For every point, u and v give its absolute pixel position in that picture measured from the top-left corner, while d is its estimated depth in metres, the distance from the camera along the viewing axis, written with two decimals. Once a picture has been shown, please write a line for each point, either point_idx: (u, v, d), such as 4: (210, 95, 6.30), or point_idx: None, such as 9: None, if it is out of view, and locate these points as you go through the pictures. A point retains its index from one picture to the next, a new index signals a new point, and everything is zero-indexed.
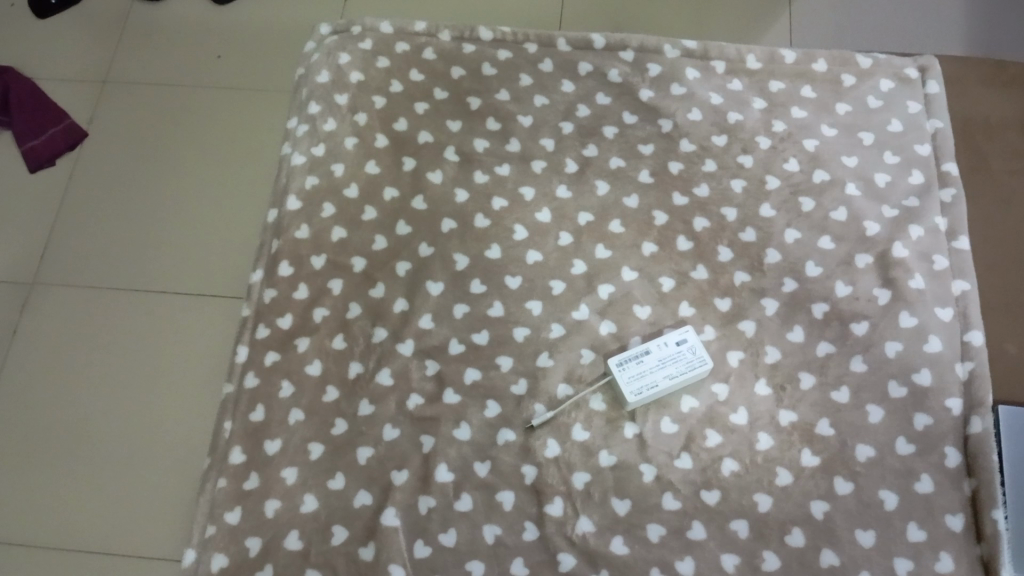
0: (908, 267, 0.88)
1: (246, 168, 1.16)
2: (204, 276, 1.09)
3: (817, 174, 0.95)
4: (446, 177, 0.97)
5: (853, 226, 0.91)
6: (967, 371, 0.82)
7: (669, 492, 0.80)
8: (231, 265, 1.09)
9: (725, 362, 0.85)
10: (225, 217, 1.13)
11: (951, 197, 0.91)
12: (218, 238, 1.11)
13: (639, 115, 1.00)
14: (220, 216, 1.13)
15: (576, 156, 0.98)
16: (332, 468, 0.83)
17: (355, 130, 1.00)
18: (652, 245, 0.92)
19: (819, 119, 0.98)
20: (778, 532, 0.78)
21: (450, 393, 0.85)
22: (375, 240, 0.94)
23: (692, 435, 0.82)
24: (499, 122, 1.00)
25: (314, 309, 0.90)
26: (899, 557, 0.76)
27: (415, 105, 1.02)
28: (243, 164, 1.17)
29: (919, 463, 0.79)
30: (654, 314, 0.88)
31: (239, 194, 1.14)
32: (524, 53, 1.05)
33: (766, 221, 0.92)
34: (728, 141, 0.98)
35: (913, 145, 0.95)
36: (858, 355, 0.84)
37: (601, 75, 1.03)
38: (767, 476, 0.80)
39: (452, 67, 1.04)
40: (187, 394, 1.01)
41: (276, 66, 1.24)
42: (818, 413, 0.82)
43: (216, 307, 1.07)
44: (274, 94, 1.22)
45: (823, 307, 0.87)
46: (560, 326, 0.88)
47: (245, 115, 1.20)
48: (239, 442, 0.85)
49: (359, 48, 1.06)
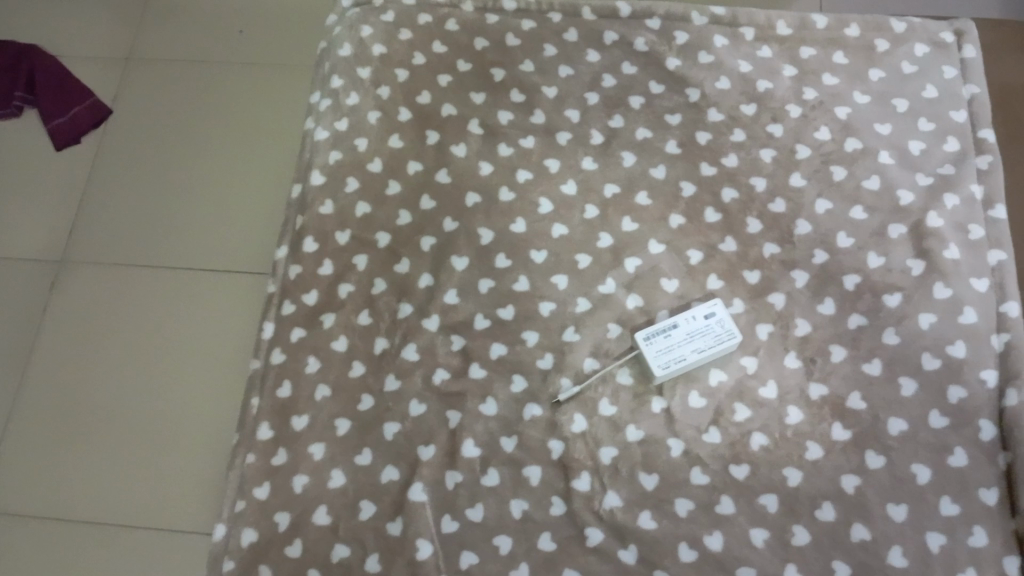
0: (943, 237, 0.86)
1: (269, 145, 1.16)
2: (230, 252, 1.09)
3: (849, 142, 0.92)
4: (470, 151, 0.96)
5: (887, 196, 0.89)
6: (1003, 343, 0.81)
7: (698, 467, 0.79)
8: (257, 242, 1.09)
9: (754, 336, 0.84)
10: (250, 194, 1.13)
11: (987, 165, 0.89)
12: (245, 215, 1.11)
13: (666, 85, 0.98)
14: (245, 193, 1.13)
15: (602, 128, 0.96)
16: (359, 443, 0.83)
17: (377, 104, 0.99)
18: (679, 217, 0.90)
19: (851, 86, 0.96)
20: (808, 506, 0.77)
21: (476, 367, 0.85)
22: (399, 215, 0.93)
23: (721, 409, 0.81)
24: (524, 94, 0.99)
25: (339, 285, 0.91)
26: (931, 532, 0.75)
27: (439, 78, 1.01)
28: (267, 140, 1.16)
29: (953, 436, 0.78)
30: (682, 288, 0.87)
31: (264, 170, 1.14)
32: (549, 22, 1.03)
33: (796, 192, 0.90)
34: (757, 110, 0.95)
35: (949, 112, 0.93)
36: (891, 328, 0.83)
37: (627, 45, 1.00)
38: (797, 450, 0.79)
39: (476, 39, 1.03)
40: (214, 372, 1.02)
41: (297, 41, 1.24)
42: (850, 387, 0.81)
43: (242, 283, 1.07)
44: (296, 68, 1.21)
45: (855, 279, 0.85)
46: (587, 301, 0.87)
47: (267, 90, 1.20)
48: (267, 418, 0.85)
49: (381, 20, 1.05)
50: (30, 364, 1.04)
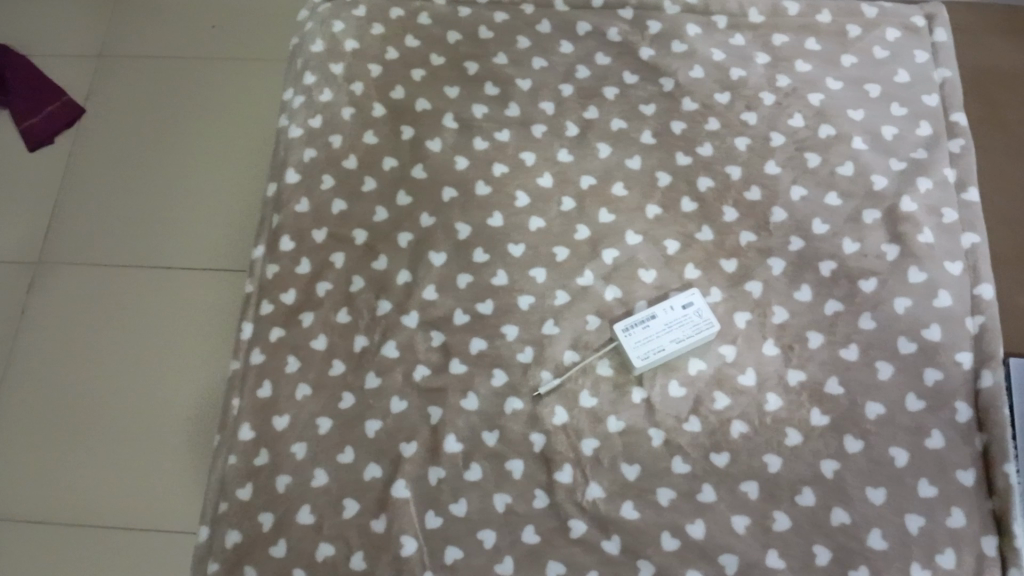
0: (917, 221, 0.86)
1: (246, 141, 1.15)
2: (209, 250, 1.08)
3: (823, 129, 0.93)
4: (446, 145, 0.95)
5: (861, 181, 0.89)
6: (977, 325, 0.82)
7: (679, 456, 0.80)
8: (237, 239, 1.09)
9: (732, 324, 0.84)
10: (228, 191, 1.12)
11: (959, 148, 0.90)
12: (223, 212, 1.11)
13: (640, 75, 0.98)
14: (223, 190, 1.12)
15: (577, 119, 0.96)
16: (341, 442, 0.83)
17: (351, 99, 0.99)
18: (656, 207, 0.91)
19: (824, 72, 0.96)
20: (789, 492, 0.78)
21: (456, 363, 0.85)
22: (375, 212, 0.93)
23: (701, 397, 0.82)
24: (498, 87, 0.98)
25: (317, 283, 0.90)
26: (910, 515, 0.75)
27: (412, 72, 1.00)
28: (243, 136, 1.15)
29: (930, 419, 0.79)
30: (660, 278, 0.87)
31: (241, 167, 1.14)
32: (522, 14, 1.02)
33: (772, 179, 0.91)
34: (731, 98, 0.95)
35: (921, 96, 0.94)
36: (867, 313, 0.83)
37: (600, 35, 1.00)
38: (776, 437, 0.80)
39: (449, 32, 1.02)
40: (198, 371, 1.01)
41: (271, 34, 1.23)
42: (827, 372, 0.82)
43: (222, 281, 1.06)
44: (271, 62, 1.20)
45: (831, 265, 0.86)
46: (565, 293, 0.87)
47: (242, 86, 1.19)
48: (248, 420, 0.85)
49: (353, 15, 1.04)
50: (9, 368, 1.03)
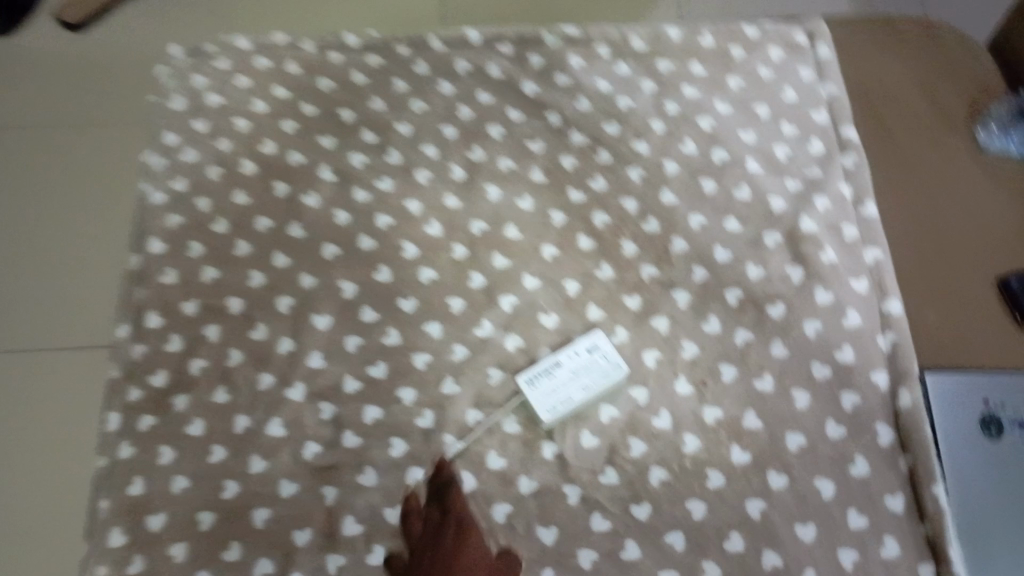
0: (818, 240, 0.84)
1: (105, 209, 1.06)
2: (67, 332, 0.98)
3: (715, 153, 0.90)
4: (324, 199, 0.89)
5: (758, 204, 0.87)
6: (889, 342, 0.79)
7: (597, 512, 0.74)
8: (99, 314, 0.99)
9: (641, 364, 0.80)
10: (86, 266, 1.02)
11: (853, 163, 0.88)
12: (82, 289, 1.01)
13: (525, 111, 0.94)
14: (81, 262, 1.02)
15: (462, 162, 0.91)
16: (227, 536, 0.75)
17: (218, 158, 0.92)
18: (552, 248, 0.86)
19: (711, 95, 0.94)
20: (715, 539, 0.73)
21: (350, 435, 0.78)
22: (252, 276, 0.86)
23: (615, 446, 0.77)
24: (376, 134, 0.93)
25: (191, 360, 0.82)
26: (843, 550, 0.72)
27: (284, 124, 0.94)
28: (100, 202, 1.06)
29: (853, 445, 0.75)
30: (562, 322, 0.82)
31: (101, 238, 1.04)
32: (396, 56, 0.98)
33: (668, 209, 0.87)
34: (620, 129, 0.92)
35: (810, 114, 0.92)
36: (778, 340, 0.80)
37: (480, 73, 0.96)
38: (697, 481, 0.75)
39: (320, 79, 0.96)
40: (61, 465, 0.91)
41: (128, 92, 1.14)
42: (743, 406, 0.77)
43: (83, 364, 0.96)
44: (130, 122, 1.12)
45: (736, 293, 0.82)
46: (463, 347, 0.81)
47: (100, 150, 1.10)
48: (120, 521, 0.76)
49: (215, 68, 0.97)
50: None
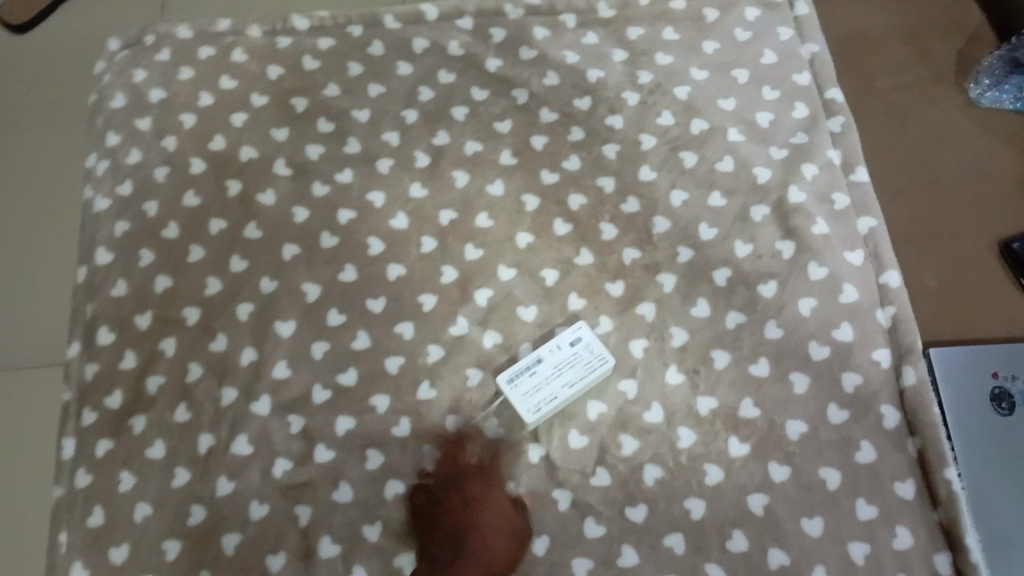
0: (809, 212, 0.79)
1: (45, 210, 0.95)
2: (9, 347, 0.87)
3: (695, 124, 0.84)
4: (280, 196, 0.83)
5: (743, 176, 0.82)
6: (890, 317, 0.74)
7: (591, 517, 0.70)
8: (49, 318, 0.88)
9: (628, 355, 0.75)
10: (26, 273, 0.91)
11: (840, 126, 0.83)
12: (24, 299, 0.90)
13: (490, 89, 0.88)
14: (26, 264, 0.92)
15: (426, 147, 0.85)
16: (195, 566, 0.69)
17: (164, 157, 0.86)
18: (527, 235, 0.80)
19: (686, 62, 0.88)
20: (718, 539, 0.68)
21: (322, 448, 0.73)
22: (207, 283, 0.80)
23: (606, 445, 0.72)
24: (332, 122, 0.87)
25: (147, 377, 0.77)
26: (853, 542, 0.67)
27: (232, 117, 0.87)
28: (43, 196, 0.95)
29: (857, 429, 0.71)
30: (542, 314, 0.77)
31: (42, 241, 0.93)
32: (349, 37, 0.91)
33: (648, 186, 0.82)
34: (592, 103, 0.86)
35: (792, 75, 0.87)
36: (772, 320, 0.75)
37: (440, 50, 0.90)
38: (695, 477, 0.70)
39: (269, 67, 0.90)
40: (14, 490, 0.80)
41: (66, 81, 1.03)
42: (739, 393, 0.73)
43: (30, 383, 0.85)
44: (69, 113, 1.01)
45: (726, 273, 0.77)
46: (438, 347, 0.76)
47: (38, 145, 0.99)
48: (82, 555, 0.70)
49: (156, 61, 0.91)
50: None
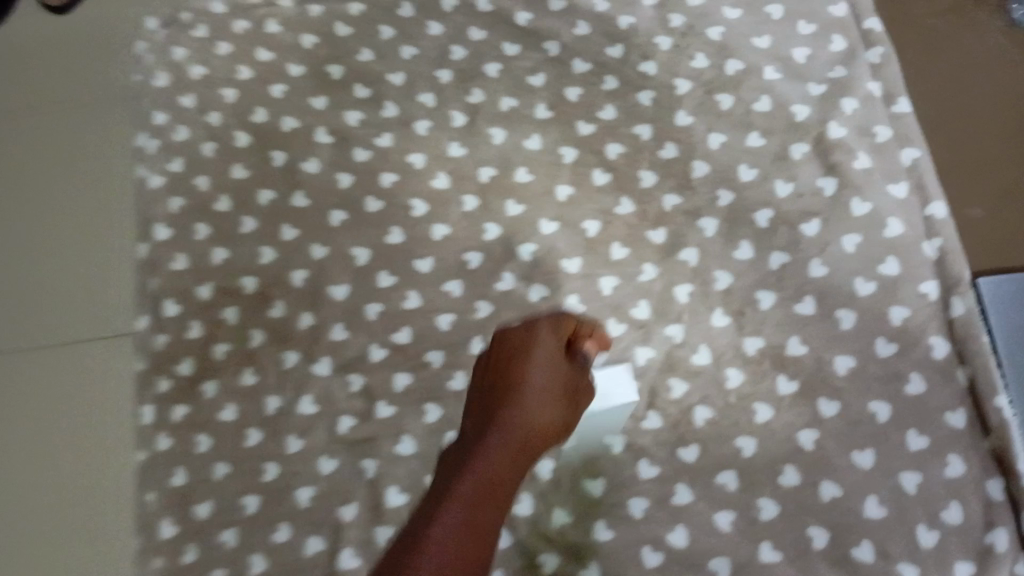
0: (850, 147, 0.78)
1: (99, 182, 0.97)
2: (81, 318, 0.91)
3: (729, 65, 0.84)
4: (324, 163, 0.85)
5: (780, 114, 0.81)
6: (936, 249, 0.74)
7: (644, 459, 0.72)
8: (114, 293, 0.91)
9: (673, 301, 0.76)
10: (90, 245, 0.94)
11: (879, 57, 0.82)
12: (90, 270, 0.93)
13: (521, 44, 0.88)
14: (89, 241, 0.95)
15: (462, 106, 0.86)
16: (272, 521, 0.73)
17: (209, 133, 0.88)
18: (567, 187, 0.81)
19: (718, 2, 0.87)
20: (769, 475, 0.70)
21: (383, 406, 0.76)
22: (260, 253, 0.83)
23: (655, 389, 0.74)
24: (368, 87, 0.88)
25: (212, 345, 0.80)
26: (904, 473, 0.68)
27: (271, 89, 0.89)
28: (99, 174, 0.98)
29: (905, 362, 0.71)
30: (586, 265, 0.78)
31: (100, 212, 0.96)
32: (378, 1, 0.92)
33: (685, 131, 0.82)
34: (624, 50, 0.86)
35: (827, 8, 0.86)
36: (816, 259, 0.75)
37: (469, 8, 0.90)
38: (744, 416, 0.72)
39: (303, 36, 0.91)
40: (97, 450, 0.84)
41: (106, 54, 1.06)
42: (786, 332, 0.74)
43: (103, 350, 0.89)
44: (112, 85, 1.03)
45: (767, 213, 0.78)
46: (487, 303, 0.78)
47: (86, 120, 1.02)
48: (168, 513, 0.75)
49: (193, 38, 0.93)
50: None
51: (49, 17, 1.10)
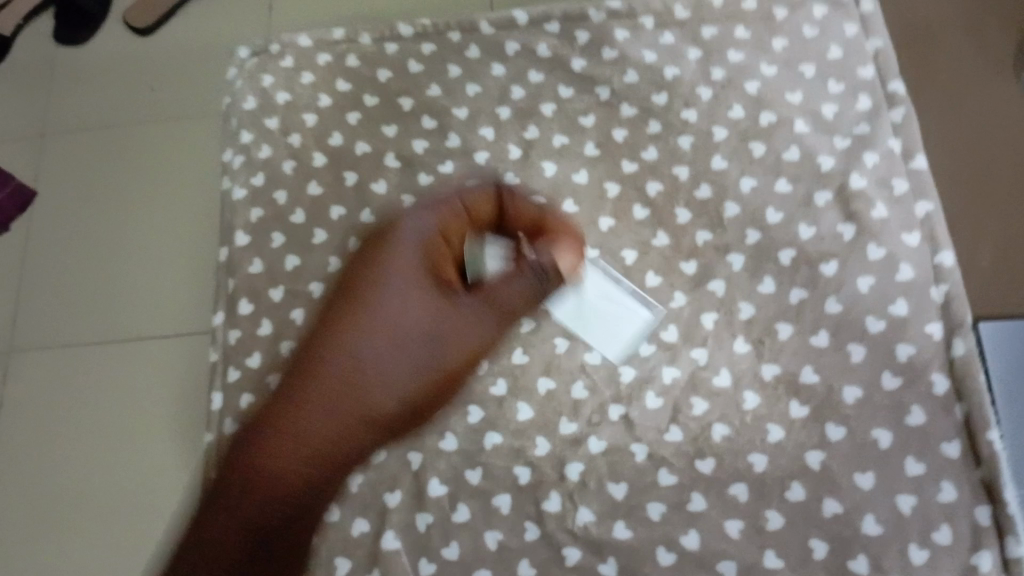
0: (869, 197, 0.86)
1: (200, 199, 1.15)
2: (181, 313, 1.08)
3: (764, 116, 0.92)
4: (391, 185, 0.95)
5: (808, 164, 0.89)
6: (943, 293, 0.81)
7: (664, 468, 0.79)
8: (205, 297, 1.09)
9: (699, 326, 0.84)
10: (190, 254, 1.12)
11: (901, 117, 0.90)
12: (189, 273, 1.11)
13: (575, 87, 0.97)
14: (184, 251, 1.12)
15: (518, 141, 0.95)
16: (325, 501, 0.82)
17: (290, 153, 0.98)
18: (609, 219, 0.90)
19: (757, 59, 0.95)
20: (778, 489, 0.77)
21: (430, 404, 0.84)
22: (329, 262, 0.92)
23: (678, 405, 0.81)
24: (435, 120, 0.98)
25: (280, 342, 0.89)
26: (901, 494, 0.75)
27: (347, 116, 0.99)
28: (200, 193, 1.16)
29: (909, 394, 0.78)
30: (621, 290, 0.86)
31: (200, 225, 1.14)
32: (448, 42, 1.02)
33: (719, 174, 0.90)
34: (668, 98, 0.95)
35: (856, 68, 0.93)
36: (832, 296, 0.83)
37: (529, 53, 0.99)
38: (758, 435, 0.79)
39: (378, 70, 1.01)
40: (192, 425, 1.02)
41: (208, 88, 1.23)
42: (801, 361, 0.81)
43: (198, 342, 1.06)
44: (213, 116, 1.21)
45: (790, 253, 0.85)
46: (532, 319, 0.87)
47: (189, 145, 1.19)
48: None
49: (280, 66, 1.03)
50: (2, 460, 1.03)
51: (160, 48, 1.27)
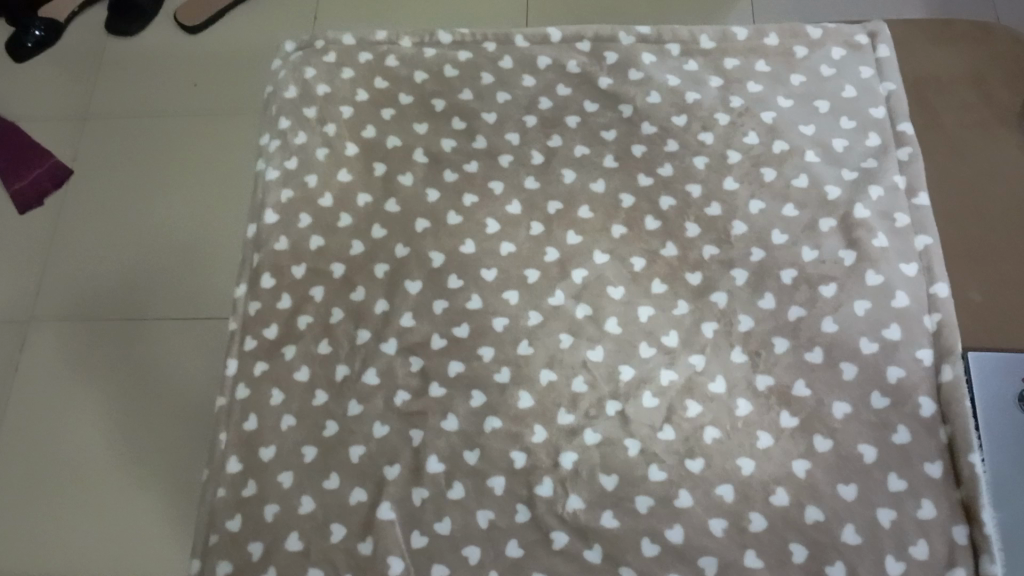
0: (871, 226, 0.90)
1: (223, 191, 1.20)
2: (193, 297, 1.12)
3: (776, 144, 0.97)
4: (417, 179, 0.99)
5: (815, 191, 0.93)
6: (935, 322, 0.84)
7: (654, 463, 0.82)
8: (218, 285, 1.13)
9: (699, 334, 0.87)
10: (207, 241, 1.16)
11: (907, 156, 0.94)
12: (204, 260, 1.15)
13: (599, 103, 1.02)
14: (201, 238, 1.17)
15: (541, 148, 1.00)
16: (326, 468, 0.85)
17: (325, 141, 1.03)
18: (621, 227, 0.94)
19: (775, 91, 1.01)
20: (762, 493, 0.80)
21: (435, 386, 0.88)
22: (352, 245, 0.96)
23: (673, 406, 0.84)
24: (464, 121, 1.03)
25: (297, 316, 0.93)
26: (881, 508, 0.78)
27: (382, 112, 1.05)
28: (224, 185, 1.21)
29: (895, 414, 0.81)
30: (628, 294, 0.90)
31: (220, 215, 1.18)
32: (483, 52, 1.07)
33: (730, 194, 0.95)
34: (687, 120, 1.00)
35: (868, 109, 0.98)
36: (829, 316, 0.86)
37: (559, 68, 1.05)
38: (748, 440, 0.82)
39: (415, 72, 1.07)
40: (191, 406, 1.05)
41: (243, 86, 1.29)
42: (794, 375, 0.84)
43: (207, 327, 1.10)
44: (245, 113, 1.27)
45: (792, 273, 0.89)
46: (538, 313, 0.90)
47: (219, 139, 1.25)
48: (235, 451, 0.88)
49: (323, 61, 1.09)
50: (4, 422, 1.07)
51: (203, 45, 1.34)
